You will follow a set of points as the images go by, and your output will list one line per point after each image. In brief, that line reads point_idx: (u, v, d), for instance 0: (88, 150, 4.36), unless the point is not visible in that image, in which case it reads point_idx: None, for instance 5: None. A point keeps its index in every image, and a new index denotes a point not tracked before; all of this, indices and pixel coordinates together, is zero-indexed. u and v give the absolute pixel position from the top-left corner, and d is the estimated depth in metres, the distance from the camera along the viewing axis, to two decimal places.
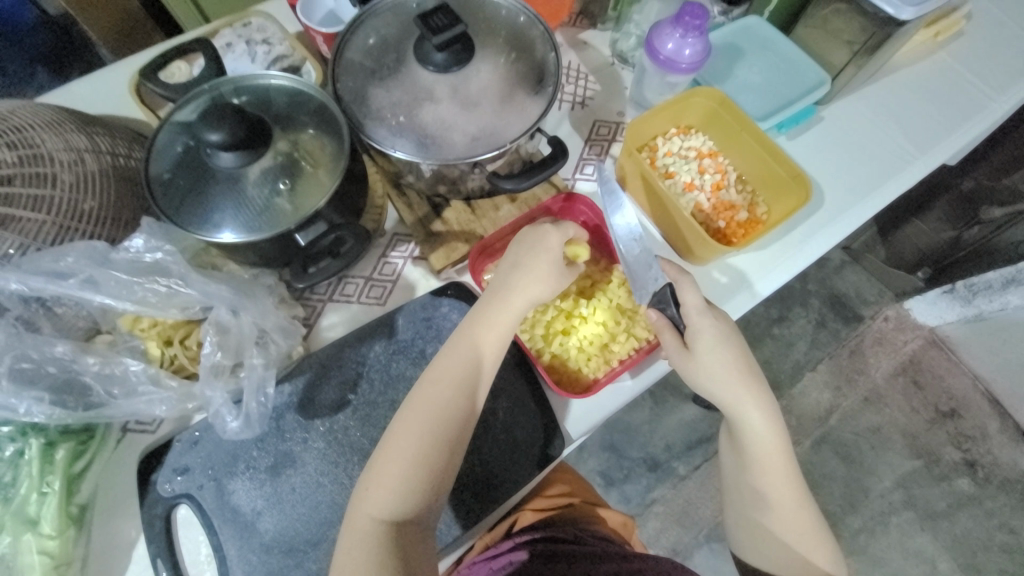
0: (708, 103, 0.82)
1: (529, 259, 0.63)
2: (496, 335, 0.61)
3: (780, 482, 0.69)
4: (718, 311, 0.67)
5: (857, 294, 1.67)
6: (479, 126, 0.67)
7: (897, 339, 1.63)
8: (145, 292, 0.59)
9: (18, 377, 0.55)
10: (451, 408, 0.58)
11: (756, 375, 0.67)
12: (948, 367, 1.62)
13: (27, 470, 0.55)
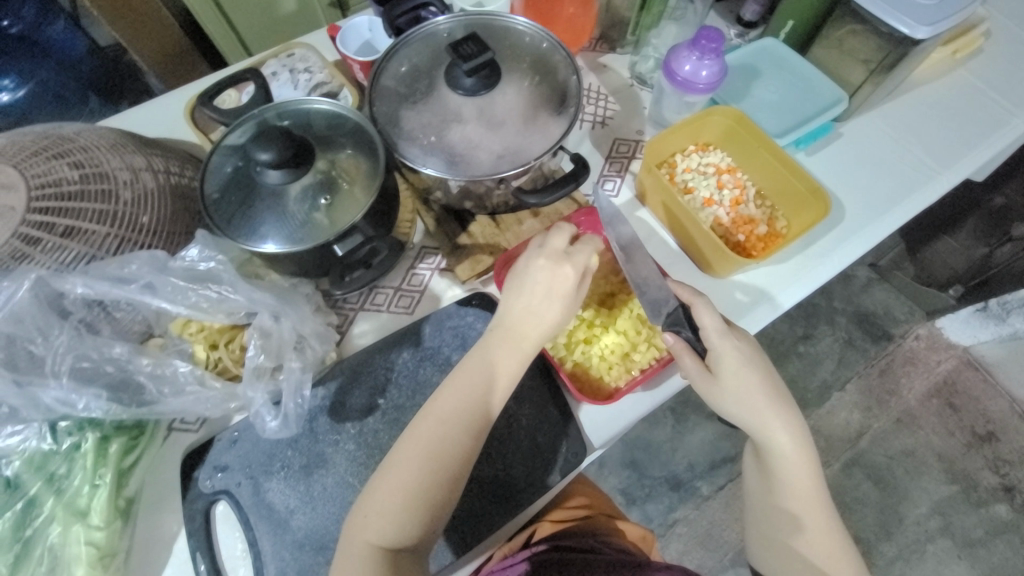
0: (727, 120, 0.84)
1: (536, 286, 0.63)
2: (503, 362, 0.62)
3: (810, 504, 0.68)
4: (741, 333, 0.68)
5: (886, 312, 1.64)
6: (504, 145, 0.71)
7: (930, 359, 1.58)
8: (193, 298, 0.63)
9: (80, 376, 0.59)
10: (453, 435, 0.59)
11: (783, 395, 0.67)
12: (983, 389, 1.56)
13: (82, 463, 0.58)
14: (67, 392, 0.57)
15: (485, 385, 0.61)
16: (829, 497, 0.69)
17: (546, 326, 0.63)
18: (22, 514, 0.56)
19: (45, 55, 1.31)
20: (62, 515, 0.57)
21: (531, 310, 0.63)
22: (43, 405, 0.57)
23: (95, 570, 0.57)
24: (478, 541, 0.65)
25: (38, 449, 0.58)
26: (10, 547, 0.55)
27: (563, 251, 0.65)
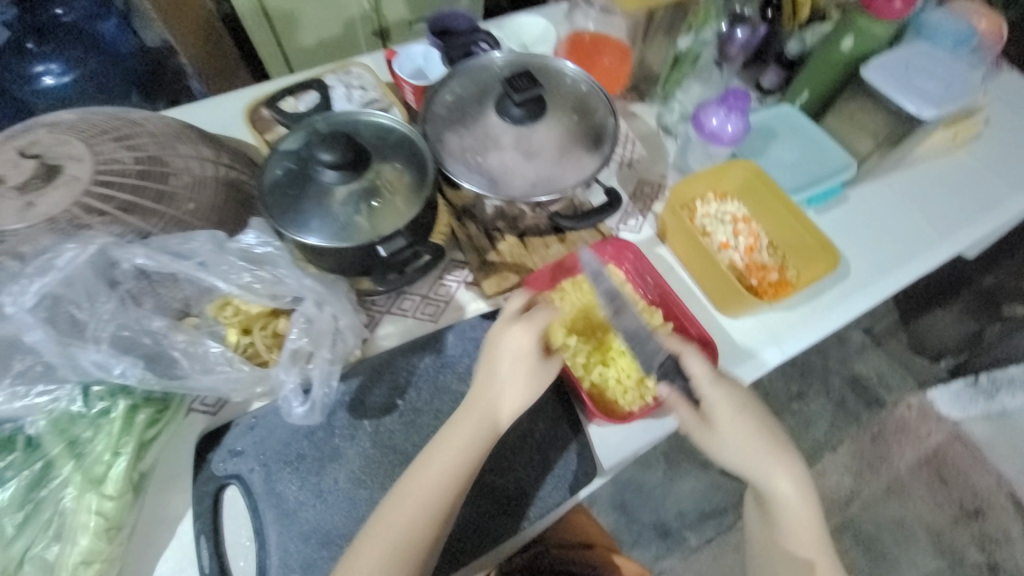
0: (746, 173, 0.91)
1: (502, 364, 0.64)
2: (474, 438, 0.62)
3: (811, 548, 0.69)
4: (740, 383, 0.70)
5: (879, 379, 1.64)
6: (537, 173, 0.77)
7: (920, 430, 1.58)
8: (240, 280, 0.66)
9: (119, 343, 0.60)
10: (433, 498, 0.59)
11: (782, 442, 0.69)
12: (973, 463, 1.56)
13: (108, 429, 0.58)
14: (106, 357, 0.58)
15: (458, 462, 0.61)
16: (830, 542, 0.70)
17: (518, 399, 0.64)
18: (39, 474, 0.57)
19: (95, 47, 1.32)
20: (77, 480, 0.57)
21: (505, 387, 0.63)
22: (81, 368, 0.58)
23: (101, 540, 0.56)
24: (482, 550, 0.65)
25: (67, 410, 0.58)
26: (22, 505, 0.56)
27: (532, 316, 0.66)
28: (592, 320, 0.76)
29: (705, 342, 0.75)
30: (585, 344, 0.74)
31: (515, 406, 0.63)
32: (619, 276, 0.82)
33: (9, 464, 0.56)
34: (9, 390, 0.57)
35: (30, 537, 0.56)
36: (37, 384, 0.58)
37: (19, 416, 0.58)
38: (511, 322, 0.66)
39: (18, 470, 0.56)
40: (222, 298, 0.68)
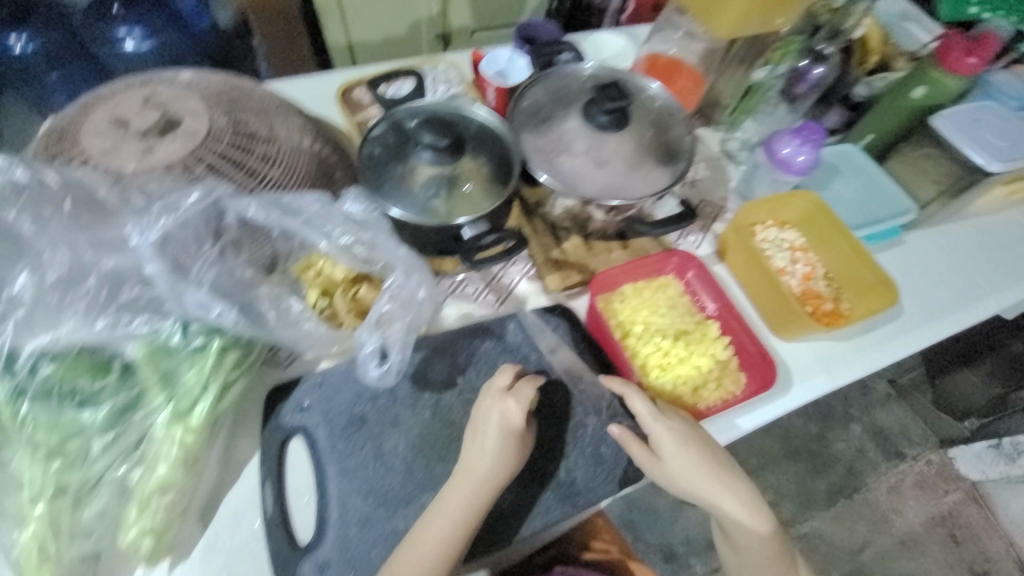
0: (809, 204, 0.93)
1: (490, 440, 0.63)
2: (464, 510, 0.60)
3: (769, 563, 0.69)
4: (674, 411, 0.69)
5: (902, 432, 1.63)
6: (605, 182, 0.79)
7: (941, 488, 1.57)
8: (340, 241, 0.68)
9: (216, 287, 0.63)
10: (431, 565, 0.58)
11: (728, 470, 0.68)
12: (986, 527, 1.54)
13: (200, 366, 0.62)
14: (208, 299, 0.62)
15: (453, 533, 0.60)
16: (787, 556, 0.70)
17: (507, 471, 0.62)
18: (132, 401, 0.60)
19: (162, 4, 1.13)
20: (167, 411, 0.60)
21: (496, 464, 0.62)
22: (184, 305, 0.61)
23: (177, 470, 0.58)
24: (531, 533, 0.65)
25: (164, 343, 0.62)
26: (113, 427, 0.59)
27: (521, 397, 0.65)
28: (651, 326, 0.79)
29: (763, 360, 0.75)
30: (643, 348, 0.76)
31: (505, 478, 0.62)
32: (678, 288, 0.84)
33: (104, 387, 0.59)
34: (115, 317, 0.61)
35: (114, 458, 0.58)
36: (140, 316, 0.61)
37: (118, 342, 0.61)
38: (502, 397, 0.65)
39: (113, 394, 0.59)
40: (305, 259, 0.71)
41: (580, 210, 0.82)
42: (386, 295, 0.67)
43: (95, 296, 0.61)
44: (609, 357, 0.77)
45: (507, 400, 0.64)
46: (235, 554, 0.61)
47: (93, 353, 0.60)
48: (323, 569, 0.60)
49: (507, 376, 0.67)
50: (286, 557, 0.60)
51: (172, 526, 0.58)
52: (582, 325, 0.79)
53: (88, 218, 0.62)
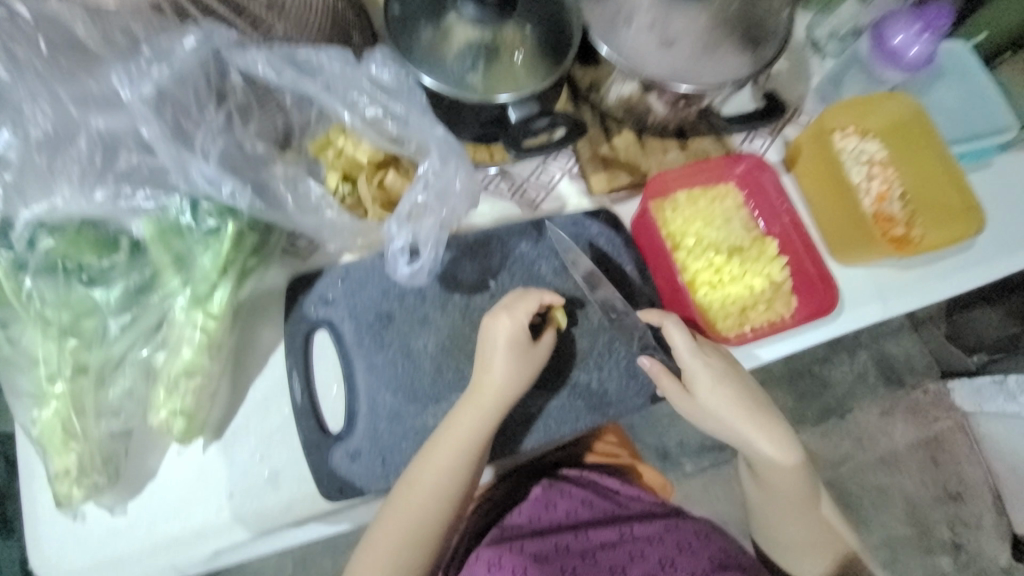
0: (901, 111, 0.80)
1: (497, 357, 0.58)
2: (474, 428, 0.57)
3: (801, 511, 0.64)
4: (713, 345, 0.64)
5: (906, 359, 1.30)
6: (671, 67, 0.63)
7: (928, 413, 1.28)
8: (366, 112, 0.58)
9: (225, 162, 0.55)
10: (450, 479, 0.56)
11: (762, 408, 0.63)
12: (965, 452, 1.29)
13: (215, 250, 0.56)
14: (217, 175, 0.54)
15: (464, 451, 0.56)
16: (821, 509, 0.64)
17: (517, 388, 0.58)
18: (147, 282, 0.56)
19: None
20: (186, 296, 0.56)
21: (506, 380, 0.58)
22: (192, 180, 0.54)
23: (203, 356, 0.56)
24: (559, 437, 0.65)
25: (174, 221, 0.56)
26: (129, 308, 0.56)
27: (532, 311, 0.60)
28: (704, 240, 0.72)
29: (823, 282, 0.69)
30: (693, 262, 0.70)
31: (515, 395, 0.58)
32: (737, 199, 0.75)
33: (114, 265, 0.55)
34: (115, 187, 0.54)
35: (133, 340, 0.56)
36: (143, 187, 0.54)
37: (122, 218, 0.55)
38: (498, 312, 0.59)
39: (125, 274, 0.55)
40: (324, 137, 0.61)
41: (637, 99, 0.68)
42: (419, 184, 0.58)
43: (85, 161, 0.53)
44: (653, 270, 0.71)
45: (502, 315, 0.59)
46: (266, 438, 0.61)
47: (95, 226, 0.55)
48: (354, 457, 0.60)
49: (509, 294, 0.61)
50: (318, 444, 0.60)
51: (202, 409, 0.57)
52: (626, 233, 0.72)
53: (69, 64, 0.50)
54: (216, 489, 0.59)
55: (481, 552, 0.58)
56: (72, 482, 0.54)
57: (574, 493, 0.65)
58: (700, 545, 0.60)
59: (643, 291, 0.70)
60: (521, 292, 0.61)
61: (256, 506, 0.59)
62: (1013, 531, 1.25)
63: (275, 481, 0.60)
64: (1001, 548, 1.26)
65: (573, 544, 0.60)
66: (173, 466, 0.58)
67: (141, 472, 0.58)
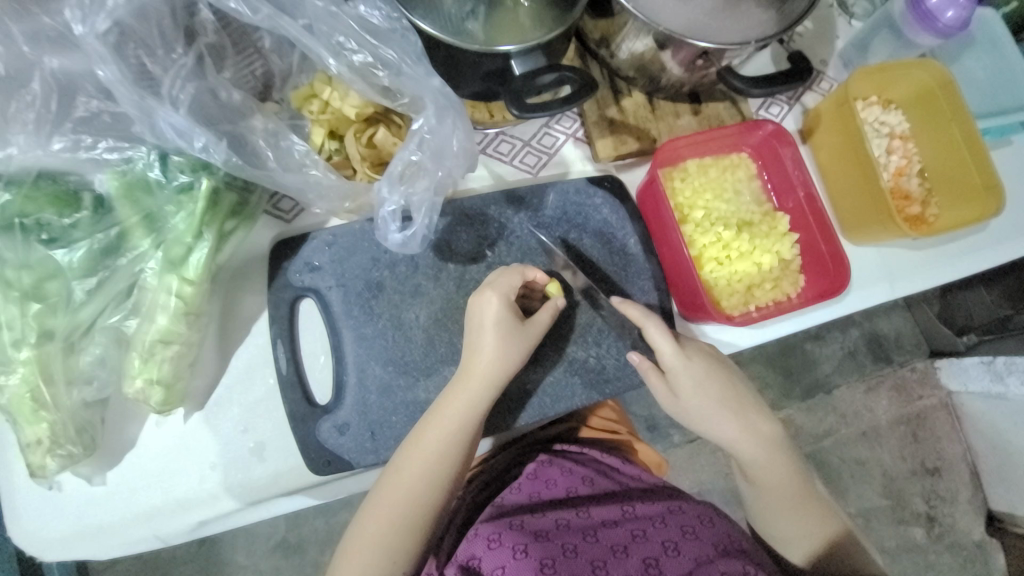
0: (929, 79, 0.74)
1: (486, 336, 0.56)
2: (465, 409, 0.55)
3: (796, 499, 0.62)
4: (695, 344, 0.62)
5: (895, 338, 1.28)
6: (688, 20, 0.57)
7: (915, 391, 1.28)
8: (352, 59, 0.52)
9: (197, 111, 0.50)
10: (441, 461, 0.55)
11: (744, 403, 0.62)
12: (948, 430, 1.28)
13: (189, 209, 0.52)
14: (186, 124, 0.49)
15: (456, 432, 0.55)
16: (810, 489, 0.63)
17: (509, 368, 0.56)
18: (113, 243, 0.52)
19: None
20: (159, 258, 0.53)
21: (497, 359, 0.56)
22: (159, 130, 0.49)
23: (180, 323, 0.53)
24: (553, 414, 0.64)
25: (142, 176, 0.51)
26: (95, 271, 0.52)
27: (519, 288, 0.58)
28: (713, 213, 0.68)
29: (835, 263, 0.66)
30: (701, 236, 0.67)
31: (507, 374, 0.56)
32: (749, 170, 0.71)
33: (76, 223, 0.50)
34: (73, 137, 0.49)
35: (103, 306, 0.53)
36: (104, 138, 0.50)
37: (85, 171, 0.50)
38: (484, 290, 0.57)
39: (88, 233, 0.51)
40: (307, 87, 0.56)
41: (650, 58, 0.62)
42: (414, 141, 0.53)
43: (41, 108, 0.47)
44: (658, 244, 0.68)
45: (487, 292, 0.57)
46: (250, 408, 0.58)
47: (54, 180, 0.50)
48: (343, 430, 0.58)
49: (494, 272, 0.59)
50: (305, 416, 0.58)
51: (181, 378, 0.54)
52: (630, 203, 0.68)
53: None
54: (200, 460, 0.57)
55: (480, 528, 0.57)
56: (45, 452, 0.51)
57: (576, 472, 0.65)
58: (703, 529, 0.59)
59: (648, 267, 0.67)
60: (503, 270, 0.59)
61: (242, 478, 0.57)
62: (987, 506, 1.28)
63: (260, 452, 0.58)
64: (975, 521, 1.28)
65: (575, 521, 0.59)
66: (152, 437, 0.56)
67: (120, 442, 0.56)
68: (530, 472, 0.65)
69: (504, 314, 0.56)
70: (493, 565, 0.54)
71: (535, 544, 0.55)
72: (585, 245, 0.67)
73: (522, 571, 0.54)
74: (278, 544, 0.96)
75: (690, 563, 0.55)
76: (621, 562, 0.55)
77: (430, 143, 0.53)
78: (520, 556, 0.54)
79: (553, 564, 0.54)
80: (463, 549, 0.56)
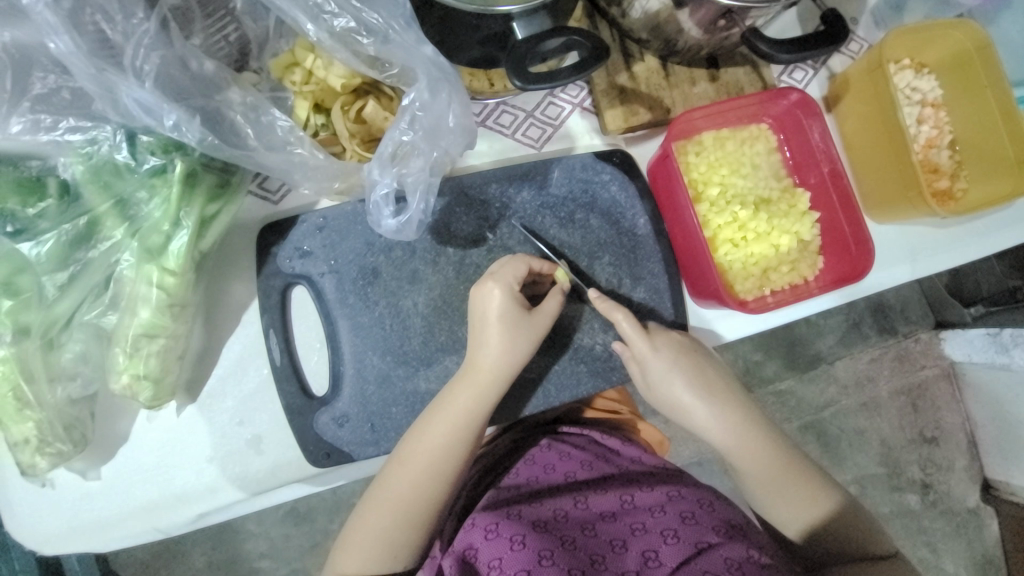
0: (967, 43, 0.68)
1: (493, 330, 0.54)
2: (470, 406, 0.54)
3: (786, 480, 0.59)
4: (665, 332, 0.60)
5: (902, 308, 1.15)
6: None
7: (918, 362, 1.15)
8: (332, 24, 0.47)
9: (165, 85, 0.45)
10: (446, 458, 0.53)
11: (714, 388, 0.60)
12: (948, 400, 1.17)
13: (164, 195, 0.48)
14: (153, 99, 0.44)
15: (462, 429, 0.53)
16: (801, 469, 0.60)
17: (513, 363, 0.54)
18: (83, 232, 0.48)
19: None
20: (135, 247, 0.49)
21: (503, 355, 0.54)
22: (124, 107, 0.44)
23: (164, 316, 0.50)
24: (558, 403, 0.62)
25: (108, 160, 0.47)
26: (67, 264, 0.48)
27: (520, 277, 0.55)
28: (729, 190, 0.64)
29: (857, 244, 0.62)
30: (715, 216, 0.63)
31: (514, 369, 0.54)
32: (770, 142, 0.66)
33: (42, 212, 0.47)
34: (32, 117, 0.45)
35: (79, 300, 0.50)
36: (66, 117, 0.45)
37: (48, 154, 0.46)
38: (484, 280, 0.55)
39: (55, 223, 0.47)
40: (288, 54, 0.51)
41: (666, 18, 0.56)
42: (405, 118, 0.49)
43: None
44: (668, 223, 0.64)
45: (489, 283, 0.54)
46: (245, 401, 0.56)
47: (16, 165, 0.46)
48: (341, 423, 0.57)
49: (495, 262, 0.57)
50: (302, 409, 0.56)
51: (170, 373, 0.52)
52: (640, 179, 0.64)
53: None
54: (195, 454, 0.55)
55: (477, 519, 0.56)
56: (34, 451, 0.50)
57: (574, 457, 0.64)
58: (703, 514, 0.57)
59: (658, 248, 0.64)
60: (507, 258, 0.56)
61: (240, 470, 0.56)
62: (985, 475, 1.19)
63: (258, 445, 0.56)
64: (970, 489, 1.19)
65: (572, 511, 0.58)
66: (144, 432, 0.55)
67: (112, 437, 0.55)
68: (529, 457, 0.64)
69: (506, 305, 0.54)
70: (490, 557, 0.53)
71: (532, 535, 0.54)
72: (588, 224, 0.63)
73: (520, 563, 0.52)
74: (287, 513, 0.96)
75: (691, 551, 0.54)
76: (619, 558, 0.54)
77: (423, 120, 0.49)
78: (518, 548, 0.53)
79: (551, 555, 0.53)
80: (461, 540, 0.56)
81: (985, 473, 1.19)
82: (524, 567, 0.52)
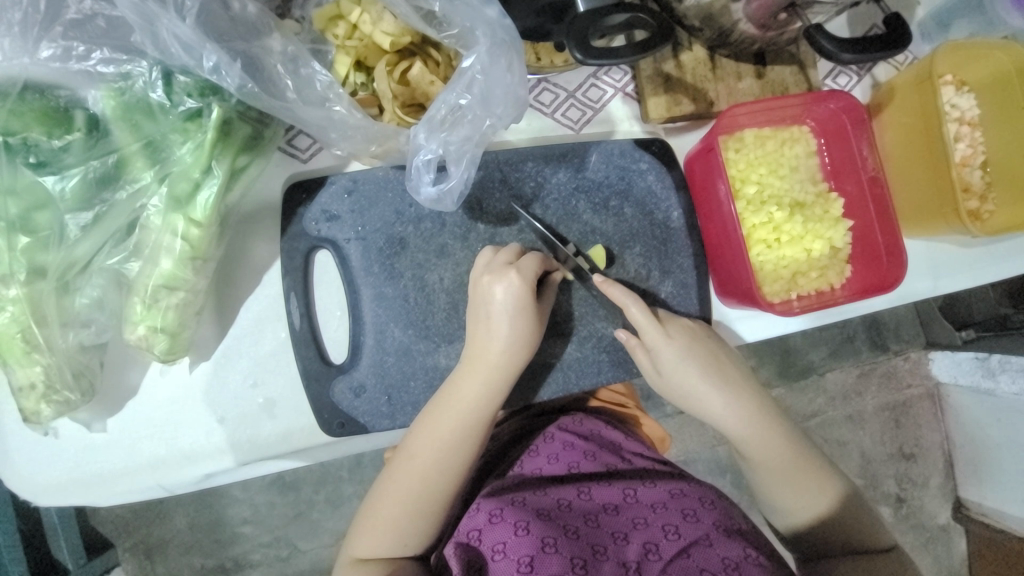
0: (1007, 64, 0.67)
1: (503, 322, 0.52)
2: (479, 400, 0.53)
3: (802, 485, 0.58)
4: (675, 321, 0.60)
5: (895, 325, 1.14)
6: None
7: (904, 380, 1.15)
8: None
9: (205, 23, 0.43)
10: (453, 451, 0.52)
11: (743, 388, 0.59)
12: (931, 419, 1.17)
13: (197, 140, 0.46)
14: (194, 37, 0.42)
15: (466, 421, 0.52)
16: (815, 469, 0.59)
17: (520, 358, 0.53)
18: (110, 172, 0.46)
19: None
20: (163, 194, 0.47)
21: (508, 347, 0.52)
22: (163, 43, 0.42)
23: (185, 268, 0.48)
24: (577, 389, 0.62)
25: (142, 97, 0.45)
26: (90, 204, 0.46)
27: (511, 271, 0.53)
28: (767, 189, 0.63)
29: (889, 255, 0.62)
30: (751, 216, 0.62)
31: (518, 363, 0.53)
32: (810, 145, 0.65)
33: (67, 146, 0.44)
34: (63, 43, 0.43)
35: (100, 243, 0.48)
36: (99, 48, 0.43)
37: (78, 85, 0.44)
38: (506, 268, 0.53)
39: (82, 159, 0.45)
40: (332, 6, 0.49)
41: (720, 8, 0.54)
42: (462, 82, 0.47)
43: (29, 6, 0.41)
44: (703, 219, 0.63)
45: (511, 274, 0.52)
46: (261, 362, 0.55)
47: (42, 93, 0.43)
48: (358, 393, 0.56)
49: (510, 252, 0.55)
50: (318, 375, 0.55)
51: (187, 327, 0.50)
52: (677, 171, 0.63)
53: None
54: (205, 415, 0.54)
55: (482, 504, 0.54)
56: (39, 398, 0.48)
57: (578, 447, 0.61)
58: (704, 511, 0.55)
59: (688, 243, 0.63)
60: (518, 249, 0.55)
61: (251, 433, 0.54)
62: (958, 494, 1.18)
63: (270, 409, 0.55)
64: (942, 506, 1.18)
65: (577, 501, 0.56)
66: (154, 384, 0.54)
67: (120, 388, 0.53)
68: (531, 448, 0.62)
69: (510, 299, 0.52)
70: (493, 541, 0.51)
71: (537, 523, 0.52)
72: (620, 213, 0.62)
73: (523, 548, 0.50)
74: (273, 482, 0.94)
75: (688, 545, 0.52)
76: (621, 548, 0.53)
77: (480, 85, 0.47)
78: (522, 533, 0.51)
79: (554, 543, 0.51)
80: (466, 524, 0.53)
81: (957, 494, 1.18)
82: (526, 552, 0.50)
